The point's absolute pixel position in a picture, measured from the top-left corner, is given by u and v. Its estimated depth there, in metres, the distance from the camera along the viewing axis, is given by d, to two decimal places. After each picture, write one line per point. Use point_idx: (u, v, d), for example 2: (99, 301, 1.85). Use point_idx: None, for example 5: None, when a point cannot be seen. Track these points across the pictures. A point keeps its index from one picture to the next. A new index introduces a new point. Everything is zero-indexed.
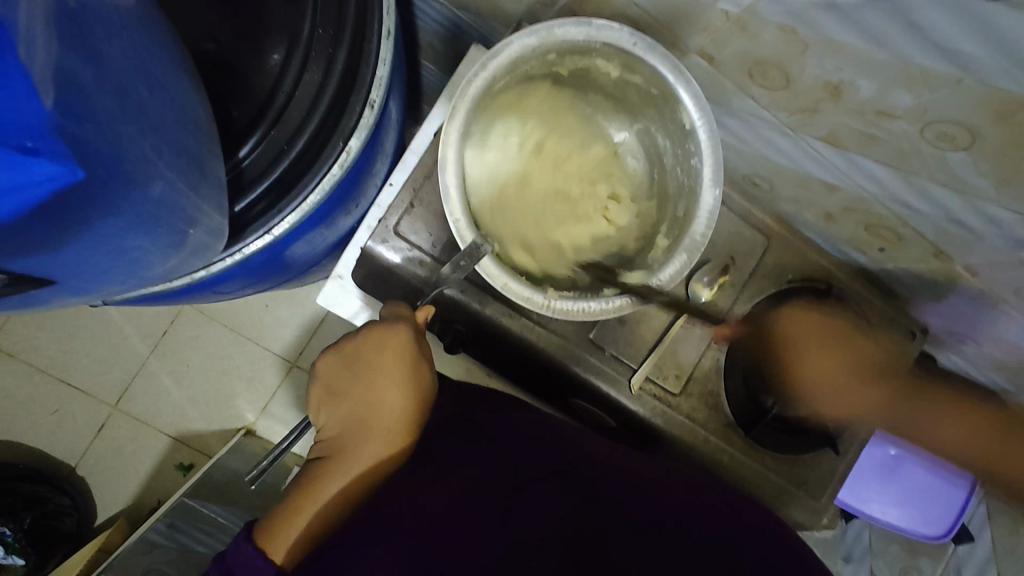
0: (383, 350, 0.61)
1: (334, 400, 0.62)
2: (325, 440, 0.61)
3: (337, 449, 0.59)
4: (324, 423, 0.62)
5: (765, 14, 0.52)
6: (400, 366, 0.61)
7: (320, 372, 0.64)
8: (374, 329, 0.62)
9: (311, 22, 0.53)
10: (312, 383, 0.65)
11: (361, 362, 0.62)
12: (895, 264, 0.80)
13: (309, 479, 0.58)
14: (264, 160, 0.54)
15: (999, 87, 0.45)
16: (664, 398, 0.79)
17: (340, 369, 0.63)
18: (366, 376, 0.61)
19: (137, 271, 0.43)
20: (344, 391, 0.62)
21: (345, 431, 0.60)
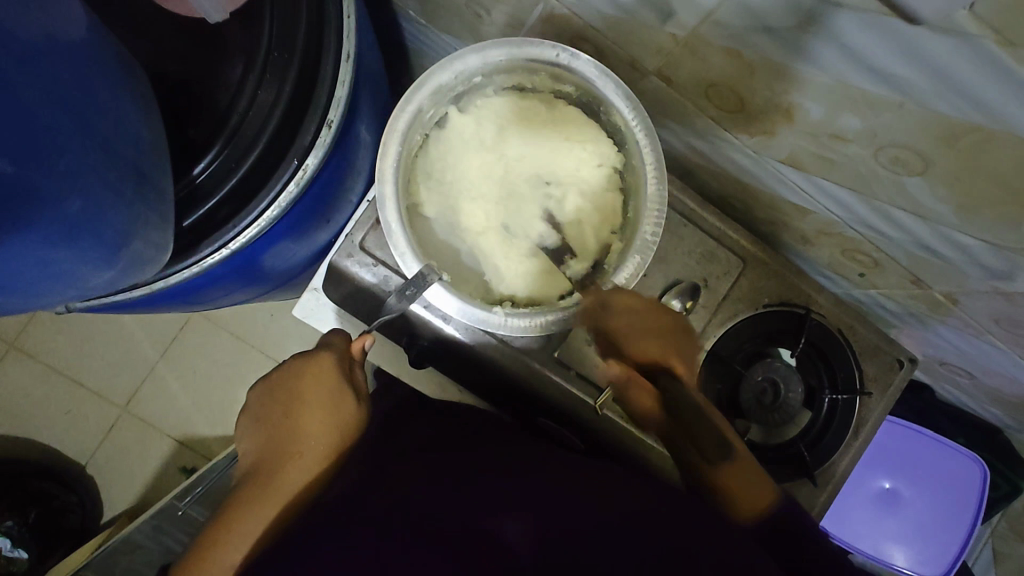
0: (305, 376, 0.62)
1: (260, 427, 0.61)
2: (246, 469, 0.60)
3: (256, 475, 0.58)
4: (247, 453, 0.60)
5: (707, 37, 0.52)
6: (324, 388, 0.61)
7: (249, 403, 0.64)
8: (304, 356, 0.63)
9: (267, 46, 0.56)
10: (238, 416, 0.64)
11: (286, 387, 0.62)
12: (877, 290, 0.77)
13: (228, 510, 0.56)
14: (216, 176, 0.56)
15: (943, 113, 0.43)
16: (630, 421, 0.76)
17: (267, 396, 0.63)
18: (290, 402, 0.61)
19: (71, 281, 0.45)
20: (269, 417, 0.61)
21: (265, 456, 0.59)
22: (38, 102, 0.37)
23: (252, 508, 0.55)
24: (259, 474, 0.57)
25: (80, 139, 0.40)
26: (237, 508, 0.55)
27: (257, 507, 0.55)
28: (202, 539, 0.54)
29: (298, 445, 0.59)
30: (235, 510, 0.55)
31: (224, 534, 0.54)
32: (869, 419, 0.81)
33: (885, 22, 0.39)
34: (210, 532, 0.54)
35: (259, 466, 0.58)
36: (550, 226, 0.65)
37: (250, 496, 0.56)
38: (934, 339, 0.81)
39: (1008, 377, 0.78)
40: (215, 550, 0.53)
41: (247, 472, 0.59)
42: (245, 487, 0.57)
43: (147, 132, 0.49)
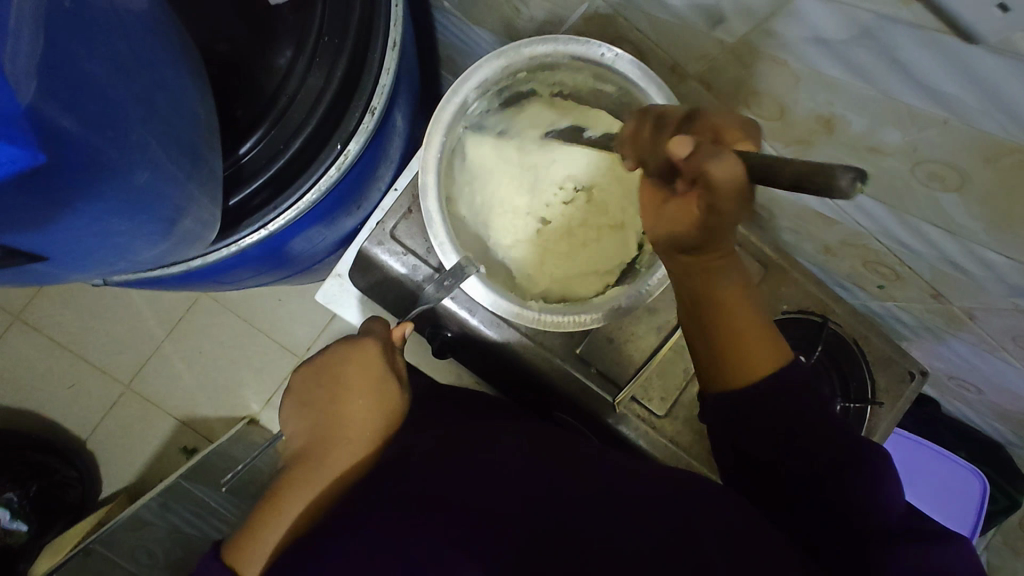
0: (350, 362, 0.64)
1: (305, 411, 0.63)
2: (292, 453, 0.61)
3: (304, 457, 0.59)
4: (293, 437, 0.62)
5: (756, 44, 0.53)
6: (370, 375, 0.63)
7: (293, 385, 0.66)
8: (348, 342, 0.65)
9: (319, 30, 0.57)
10: (283, 399, 0.66)
11: (332, 372, 0.64)
12: (895, 303, 0.79)
13: (277, 490, 0.57)
14: (262, 158, 0.57)
15: (987, 132, 0.44)
16: (647, 419, 0.77)
17: (311, 380, 0.65)
18: (335, 387, 0.63)
19: (125, 253, 0.46)
20: (313, 402, 0.63)
21: (311, 439, 0.60)
22: (110, 72, 0.37)
23: (301, 489, 0.56)
24: (306, 457, 0.59)
25: (147, 112, 0.41)
26: (286, 488, 0.56)
27: (307, 486, 0.56)
28: (252, 517, 0.55)
29: (343, 428, 0.60)
30: (285, 491, 0.56)
31: (274, 512, 0.54)
32: (879, 428, 0.81)
33: (941, 39, 0.40)
34: (260, 510, 0.55)
35: (304, 449, 0.60)
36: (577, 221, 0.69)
37: (298, 476, 0.57)
38: (946, 353, 0.83)
39: (1016, 394, 0.80)
40: (264, 526, 0.53)
41: (294, 454, 0.60)
42: (293, 469, 0.58)
43: (201, 108, 0.49)
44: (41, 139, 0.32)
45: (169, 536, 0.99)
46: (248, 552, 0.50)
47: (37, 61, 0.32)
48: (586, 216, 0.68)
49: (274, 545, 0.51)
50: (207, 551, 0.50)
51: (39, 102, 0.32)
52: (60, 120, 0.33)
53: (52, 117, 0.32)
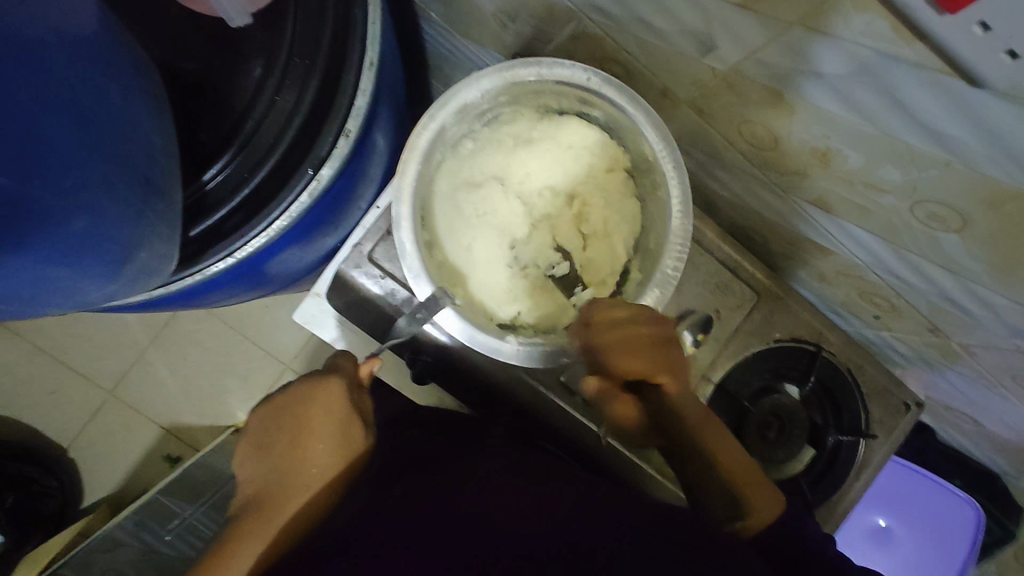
0: (311, 404, 0.58)
1: (261, 455, 0.58)
2: (243, 499, 0.56)
3: (255, 508, 0.54)
4: (246, 482, 0.57)
5: (750, 73, 0.50)
6: (332, 420, 0.58)
7: (250, 423, 0.61)
8: (313, 381, 0.60)
9: (288, 50, 0.54)
10: (237, 435, 0.61)
11: (292, 414, 0.59)
12: (890, 333, 0.76)
13: (222, 543, 0.52)
14: (228, 184, 0.54)
15: (990, 176, 0.42)
16: (630, 449, 0.74)
17: (271, 421, 0.59)
18: (296, 432, 0.58)
19: (74, 295, 0.43)
20: (271, 446, 0.58)
21: (265, 488, 0.56)
22: (42, 111, 0.34)
23: (249, 544, 0.52)
24: (257, 508, 0.54)
25: (89, 150, 0.38)
26: (231, 544, 0.52)
27: (255, 542, 0.52)
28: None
29: (301, 478, 0.56)
30: (230, 546, 0.52)
31: (219, 571, 0.50)
32: (873, 460, 0.79)
33: (944, 82, 0.37)
34: (205, 569, 0.51)
35: (257, 498, 0.55)
36: (571, 230, 0.65)
37: (245, 530, 0.53)
38: (942, 384, 0.80)
39: (1014, 427, 0.78)
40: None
41: (245, 503, 0.56)
42: (242, 520, 0.54)
43: (157, 137, 0.46)
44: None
45: None
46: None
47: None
48: (578, 223, 0.65)
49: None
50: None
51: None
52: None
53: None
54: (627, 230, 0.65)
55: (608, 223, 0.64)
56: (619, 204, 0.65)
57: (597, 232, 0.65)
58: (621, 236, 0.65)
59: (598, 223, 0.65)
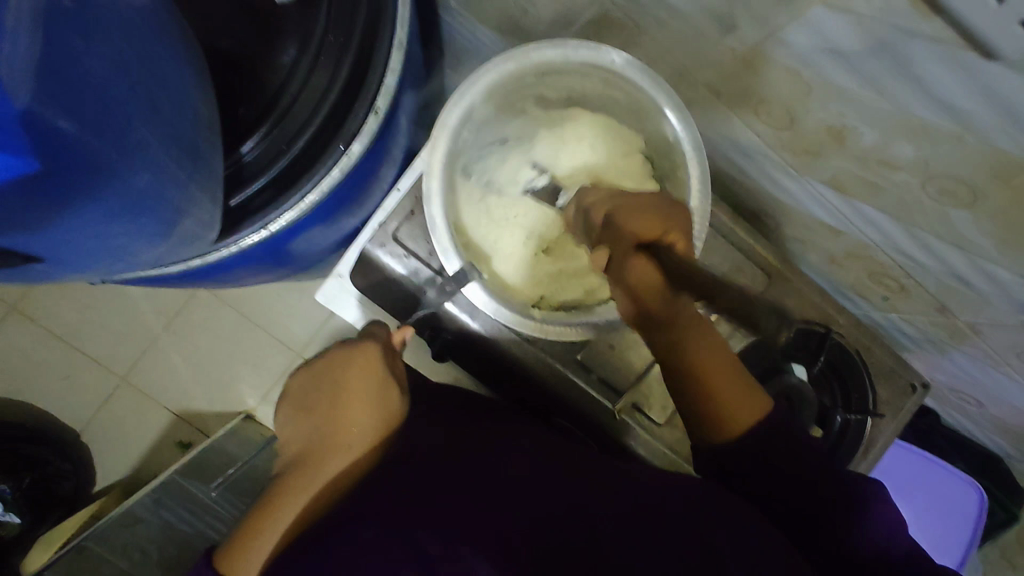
0: (350, 365, 0.63)
1: (302, 416, 0.62)
2: (287, 458, 0.60)
3: (299, 463, 0.58)
4: (288, 442, 0.61)
5: (769, 53, 0.52)
6: (370, 380, 0.62)
7: (291, 389, 0.65)
8: (350, 346, 0.65)
9: (324, 29, 0.56)
10: (279, 402, 0.65)
11: (331, 377, 0.63)
12: (898, 314, 0.78)
13: (270, 496, 0.56)
14: (263, 158, 0.56)
15: (1001, 148, 0.44)
16: (644, 425, 0.77)
17: (310, 385, 0.63)
18: (335, 391, 0.62)
19: (124, 254, 0.45)
20: (311, 407, 0.62)
21: (307, 445, 0.59)
22: (109, 73, 0.36)
23: (294, 495, 0.55)
24: (301, 462, 0.58)
25: (150, 113, 0.40)
26: (279, 495, 0.55)
27: (300, 492, 0.55)
28: (243, 526, 0.54)
29: (340, 434, 0.59)
30: (277, 498, 0.55)
31: (268, 521, 0.53)
32: (878, 440, 0.81)
33: (961, 55, 0.39)
34: (254, 520, 0.54)
35: (300, 454, 0.59)
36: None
37: (291, 483, 0.56)
38: (948, 365, 0.82)
39: (1017, 408, 0.80)
40: (255, 536, 0.52)
41: (289, 460, 0.59)
42: (288, 475, 0.57)
43: (203, 107, 0.48)
44: (33, 143, 0.31)
45: None
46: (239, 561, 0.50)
47: (35, 61, 0.31)
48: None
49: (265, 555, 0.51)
50: (202, 558, 0.51)
51: (35, 105, 0.31)
52: (58, 122, 0.32)
53: (50, 119, 0.31)
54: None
55: None
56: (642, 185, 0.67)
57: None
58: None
59: (629, 209, 0.68)
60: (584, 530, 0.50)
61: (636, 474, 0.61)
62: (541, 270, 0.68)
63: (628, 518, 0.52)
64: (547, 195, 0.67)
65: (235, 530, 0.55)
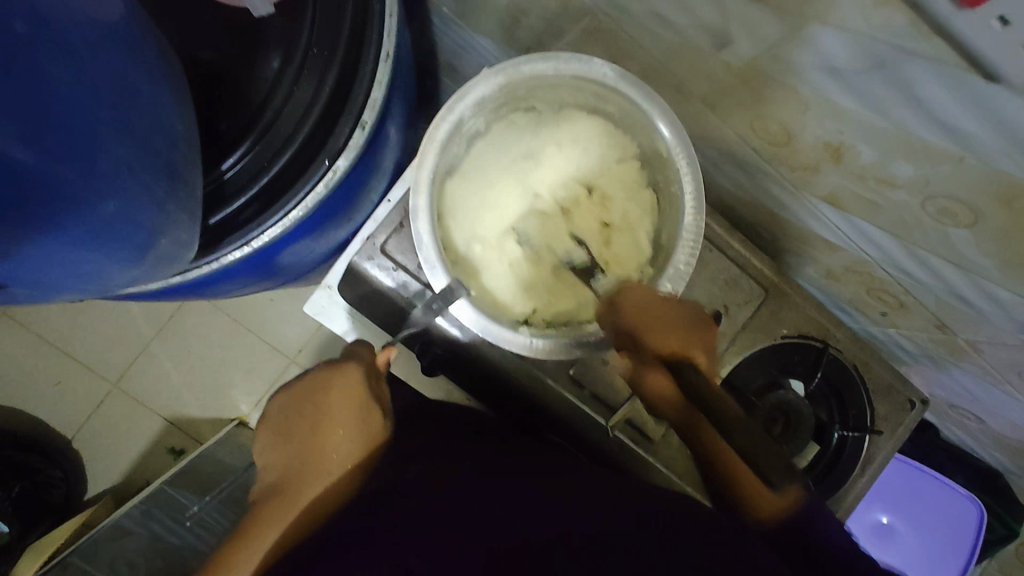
0: (331, 389, 0.61)
1: (282, 441, 0.60)
2: (265, 484, 0.58)
3: (279, 491, 0.56)
4: (267, 467, 0.59)
5: (765, 68, 0.51)
6: (352, 405, 0.60)
7: (270, 410, 0.63)
8: (329, 368, 0.62)
9: (308, 42, 0.54)
10: (256, 423, 0.62)
11: (312, 401, 0.61)
12: (897, 330, 0.77)
13: (248, 528, 0.54)
14: (246, 174, 0.55)
15: (1002, 170, 0.42)
16: (639, 444, 0.75)
17: (289, 409, 0.61)
18: (316, 417, 0.60)
19: (97, 279, 0.44)
20: (292, 433, 0.60)
21: (286, 474, 0.58)
22: (75, 97, 0.35)
23: (272, 529, 0.53)
24: (280, 492, 0.56)
25: (120, 136, 0.38)
26: (256, 528, 0.54)
27: (278, 526, 0.54)
28: (219, 560, 0.53)
29: (322, 463, 0.57)
30: (255, 531, 0.54)
31: (245, 555, 0.52)
32: (877, 457, 0.79)
33: (961, 76, 0.38)
34: (231, 554, 0.53)
35: (279, 483, 0.57)
36: (593, 222, 0.66)
37: (269, 516, 0.54)
38: (947, 381, 0.81)
39: (1018, 425, 0.78)
40: (231, 575, 0.51)
41: (267, 489, 0.57)
42: (266, 505, 0.56)
43: (180, 124, 0.47)
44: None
45: None
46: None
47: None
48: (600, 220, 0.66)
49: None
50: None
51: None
52: (11, 151, 0.31)
53: (2, 149, 0.30)
54: (647, 222, 0.65)
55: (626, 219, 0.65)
56: (633, 198, 0.66)
57: (618, 224, 0.66)
58: (646, 230, 0.65)
59: (619, 217, 0.66)
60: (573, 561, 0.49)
61: (626, 494, 0.60)
62: (533, 286, 0.65)
63: (617, 548, 0.51)
64: (538, 210, 0.65)
65: (211, 562, 0.54)
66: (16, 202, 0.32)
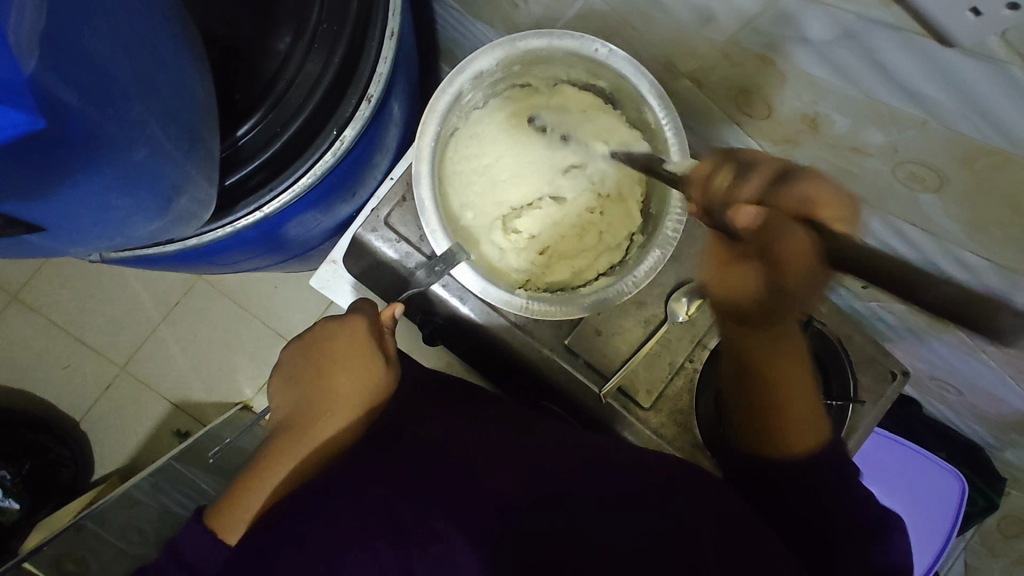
0: (339, 339, 0.64)
1: (294, 386, 0.65)
2: (279, 423, 0.63)
3: (289, 430, 0.61)
4: (281, 408, 0.64)
5: (745, 43, 0.54)
6: (358, 354, 0.63)
7: (285, 359, 0.68)
8: (339, 321, 0.66)
9: (318, 18, 0.58)
10: (274, 370, 0.68)
11: (321, 349, 0.65)
12: (879, 303, 0.80)
13: (259, 459, 0.59)
14: (259, 141, 0.58)
15: (961, 132, 0.46)
16: (631, 410, 0.78)
17: (299, 356, 0.66)
18: (322, 361, 0.64)
19: (122, 227, 0.47)
20: (304, 378, 0.65)
21: (296, 413, 0.62)
22: (111, 52, 0.38)
23: (280, 459, 0.58)
24: (291, 429, 0.61)
25: (149, 92, 0.42)
26: (267, 457, 0.59)
27: (287, 457, 0.58)
28: (233, 485, 0.58)
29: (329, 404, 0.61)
30: (266, 461, 0.58)
31: (256, 480, 0.57)
32: (861, 426, 0.82)
33: (919, 41, 0.41)
34: (243, 478, 0.58)
35: (290, 422, 0.62)
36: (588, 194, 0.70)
37: (279, 448, 0.59)
38: (927, 354, 0.84)
39: (994, 396, 0.81)
40: (243, 496, 0.56)
41: (279, 427, 0.63)
42: (277, 439, 0.60)
43: (201, 88, 0.50)
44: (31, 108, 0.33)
45: (160, 515, 1.00)
46: (224, 521, 0.54)
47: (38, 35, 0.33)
48: (593, 195, 0.70)
49: (250, 515, 0.54)
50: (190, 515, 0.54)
51: (40, 73, 0.33)
52: (61, 91, 0.34)
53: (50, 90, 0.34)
54: (638, 191, 0.69)
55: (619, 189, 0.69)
56: (625, 171, 0.70)
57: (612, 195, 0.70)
58: (635, 200, 0.69)
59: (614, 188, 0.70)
60: (559, 500, 0.51)
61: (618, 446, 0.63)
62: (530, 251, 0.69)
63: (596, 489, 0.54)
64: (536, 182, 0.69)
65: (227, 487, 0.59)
66: (61, 140, 0.35)
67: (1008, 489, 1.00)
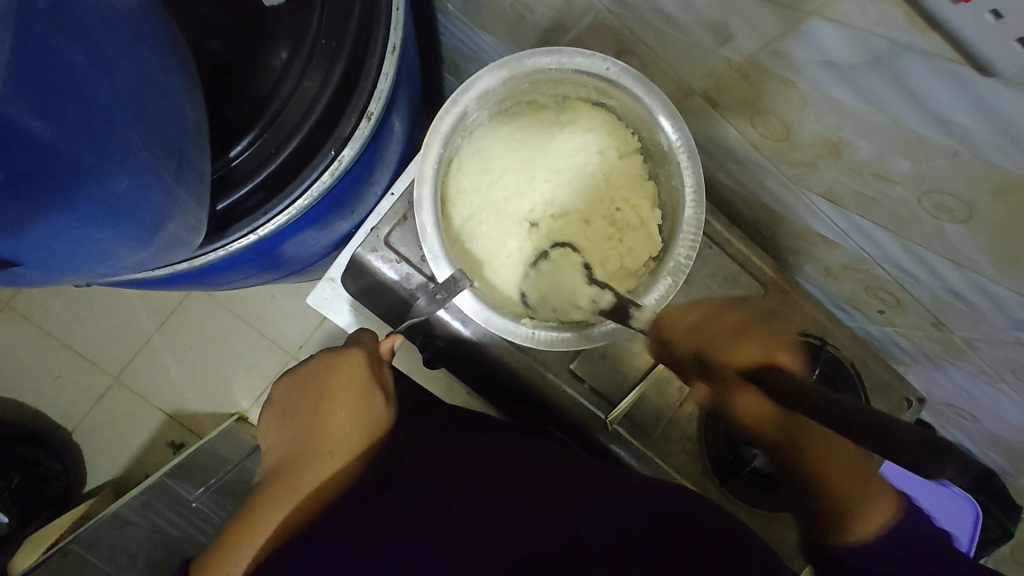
0: (334, 372, 0.65)
1: (285, 422, 0.63)
2: (270, 463, 0.61)
3: (284, 468, 0.58)
4: (273, 447, 0.62)
5: (764, 64, 0.52)
6: (354, 387, 0.64)
7: (276, 395, 0.67)
8: (334, 353, 0.67)
9: (316, 32, 0.56)
10: (262, 409, 0.67)
11: (316, 382, 0.65)
12: (895, 328, 0.77)
13: (251, 505, 0.56)
14: (254, 160, 0.56)
15: (995, 164, 0.43)
16: (638, 436, 0.76)
17: (293, 392, 0.66)
18: (319, 397, 0.64)
19: (106, 258, 0.44)
20: (297, 413, 0.63)
21: (290, 452, 0.60)
22: (90, 78, 0.36)
23: (275, 500, 0.55)
24: (284, 468, 0.58)
25: (132, 118, 0.39)
26: (262, 501, 0.55)
27: (282, 499, 0.55)
28: (225, 533, 0.54)
29: (325, 437, 0.60)
30: (260, 506, 0.55)
31: (250, 527, 0.53)
32: None
33: (957, 70, 0.39)
34: (235, 525, 0.54)
35: (283, 461, 0.59)
36: (603, 215, 0.66)
37: (275, 488, 0.56)
38: (944, 380, 0.81)
39: (1014, 425, 0.78)
40: (239, 546, 0.52)
41: (270, 468, 0.59)
42: (271, 480, 0.57)
43: (190, 109, 0.47)
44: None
45: (151, 536, 0.97)
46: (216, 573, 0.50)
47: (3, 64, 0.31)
48: (607, 214, 0.66)
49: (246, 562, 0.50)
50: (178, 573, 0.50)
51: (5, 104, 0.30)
52: (27, 123, 0.31)
53: (18, 120, 0.31)
54: (655, 213, 0.66)
55: (633, 209, 0.66)
56: (637, 191, 0.67)
57: (629, 218, 0.66)
58: (655, 223, 0.66)
59: (633, 214, 0.66)
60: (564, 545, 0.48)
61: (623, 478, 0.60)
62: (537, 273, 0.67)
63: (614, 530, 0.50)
64: (546, 202, 0.67)
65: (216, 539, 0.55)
66: (29, 172, 0.33)
67: (1023, 516, 0.97)
